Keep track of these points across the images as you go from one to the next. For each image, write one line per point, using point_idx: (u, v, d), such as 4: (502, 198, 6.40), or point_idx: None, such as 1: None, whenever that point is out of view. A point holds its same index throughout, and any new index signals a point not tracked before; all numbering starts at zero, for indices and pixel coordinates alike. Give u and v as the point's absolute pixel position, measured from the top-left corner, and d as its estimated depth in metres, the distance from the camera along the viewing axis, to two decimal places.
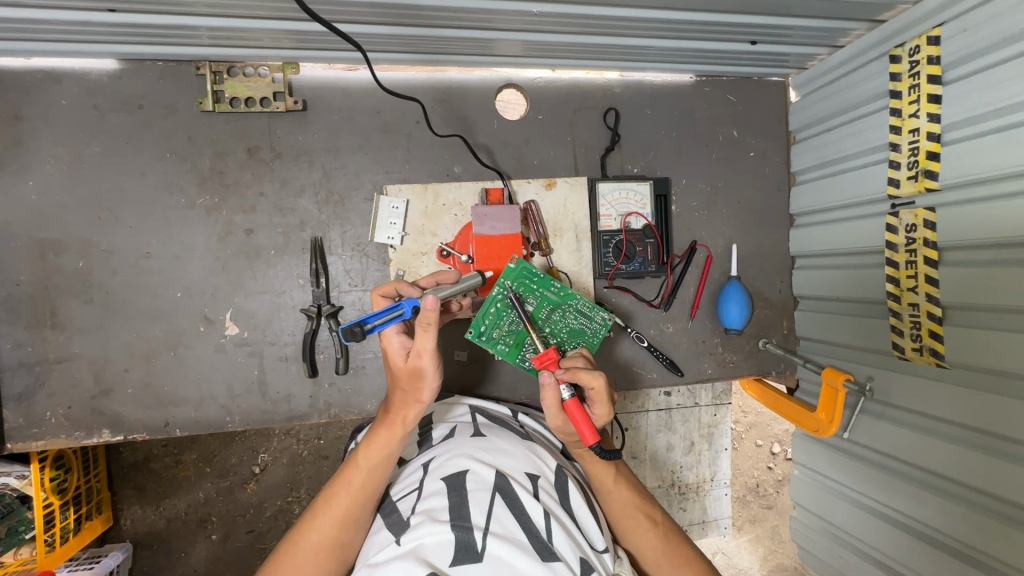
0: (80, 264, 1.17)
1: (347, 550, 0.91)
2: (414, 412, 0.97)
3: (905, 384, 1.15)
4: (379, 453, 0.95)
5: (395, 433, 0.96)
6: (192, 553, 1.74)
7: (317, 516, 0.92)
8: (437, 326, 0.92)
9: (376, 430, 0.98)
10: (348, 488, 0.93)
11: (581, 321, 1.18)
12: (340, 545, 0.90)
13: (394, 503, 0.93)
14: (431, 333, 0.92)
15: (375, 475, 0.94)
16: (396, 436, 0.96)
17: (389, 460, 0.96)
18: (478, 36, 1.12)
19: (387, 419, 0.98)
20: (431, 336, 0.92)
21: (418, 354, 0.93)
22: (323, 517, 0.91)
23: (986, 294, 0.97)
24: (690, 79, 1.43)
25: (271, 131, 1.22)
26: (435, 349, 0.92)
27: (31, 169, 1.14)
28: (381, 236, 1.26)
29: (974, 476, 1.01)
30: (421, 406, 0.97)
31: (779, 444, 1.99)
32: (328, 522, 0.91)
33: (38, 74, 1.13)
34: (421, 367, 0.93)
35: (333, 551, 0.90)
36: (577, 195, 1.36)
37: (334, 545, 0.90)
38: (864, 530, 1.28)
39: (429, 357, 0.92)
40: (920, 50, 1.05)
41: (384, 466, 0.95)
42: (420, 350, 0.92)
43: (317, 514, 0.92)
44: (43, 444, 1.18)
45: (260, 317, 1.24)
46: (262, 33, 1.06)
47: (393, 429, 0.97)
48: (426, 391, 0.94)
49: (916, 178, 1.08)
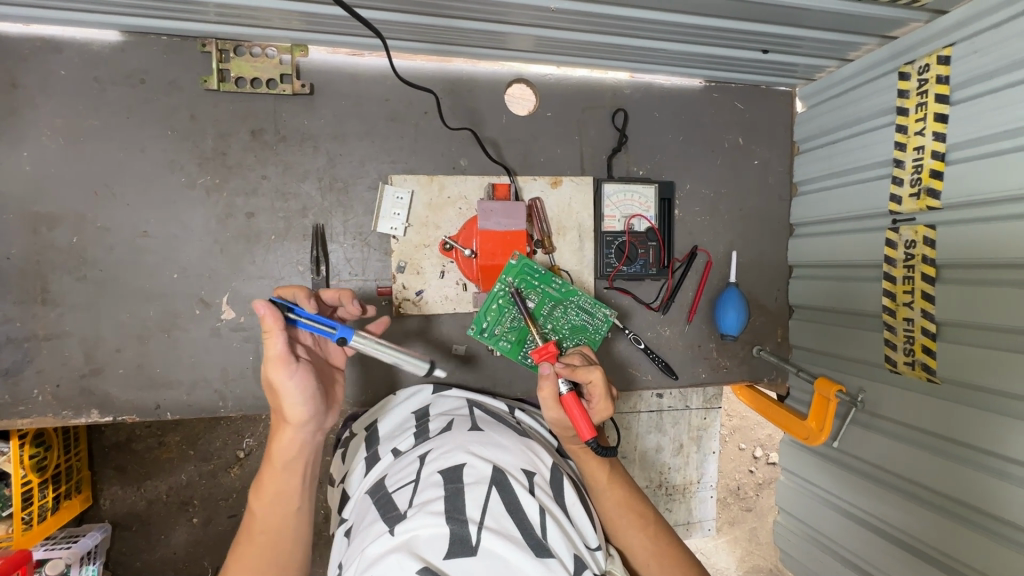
0: (74, 239, 1.14)
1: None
2: (287, 437, 0.91)
3: (896, 396, 1.18)
4: (268, 492, 0.91)
5: (273, 469, 0.91)
6: (171, 536, 1.72)
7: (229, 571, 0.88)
8: (280, 330, 0.87)
9: (260, 473, 0.93)
10: (253, 537, 0.90)
11: (582, 317, 1.22)
12: None
13: (389, 494, 0.93)
14: (275, 340, 0.87)
15: (275, 516, 0.90)
16: (276, 470, 0.91)
17: (278, 495, 0.91)
18: (493, 29, 1.11)
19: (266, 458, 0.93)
20: (274, 342, 0.87)
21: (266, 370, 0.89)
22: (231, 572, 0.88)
23: (980, 312, 0.99)
24: (699, 84, 1.43)
25: (277, 114, 1.20)
26: (277, 355, 0.87)
27: (27, 140, 1.11)
28: (384, 226, 1.25)
29: (956, 487, 1.04)
30: (292, 423, 0.90)
31: (761, 448, 2.04)
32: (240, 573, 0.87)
33: (38, 42, 1.09)
34: (274, 376, 0.88)
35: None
36: (582, 195, 1.36)
37: None
38: (845, 536, 1.32)
39: (278, 365, 0.87)
40: (930, 69, 1.07)
41: (280, 505, 0.91)
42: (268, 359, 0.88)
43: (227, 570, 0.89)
44: (30, 422, 1.15)
45: (258, 302, 1.22)
46: (274, 13, 1.04)
47: (271, 463, 0.91)
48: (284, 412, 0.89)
49: (918, 196, 1.09)
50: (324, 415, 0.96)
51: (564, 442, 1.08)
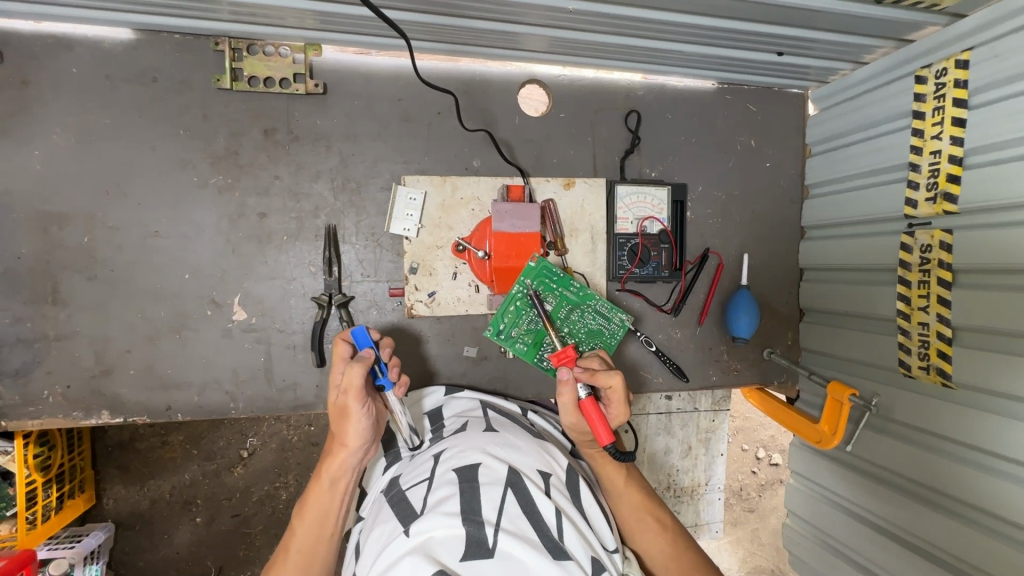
0: (85, 239, 1.13)
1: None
2: (340, 461, 0.99)
3: (909, 401, 1.17)
4: (310, 513, 0.98)
5: (320, 492, 0.99)
6: (175, 536, 1.71)
7: None
8: (364, 363, 0.98)
9: (307, 492, 1.00)
10: (288, 555, 0.96)
11: (599, 321, 1.23)
12: None
13: (403, 491, 0.92)
14: (358, 369, 0.97)
15: (312, 537, 0.97)
16: (322, 494, 0.99)
17: (320, 517, 0.98)
18: (508, 29, 1.11)
19: (314, 480, 1.00)
20: (356, 373, 0.97)
21: (341, 395, 0.98)
22: None
23: (997, 318, 0.99)
24: (712, 86, 1.42)
25: (289, 113, 1.19)
26: (359, 387, 0.96)
27: (37, 138, 1.09)
28: (397, 227, 1.24)
29: (970, 492, 1.04)
30: (347, 452, 0.99)
31: (765, 449, 2.03)
32: None
33: (49, 39, 1.08)
34: (349, 405, 0.97)
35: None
36: (595, 197, 1.35)
37: None
38: (855, 539, 1.32)
39: (354, 393, 0.97)
40: (947, 73, 1.06)
41: (320, 526, 0.98)
42: (347, 388, 0.97)
43: None
44: (38, 423, 1.14)
45: (269, 303, 1.22)
46: (289, 11, 1.03)
47: (319, 485, 0.99)
48: (346, 437, 0.98)
49: (935, 200, 1.09)
50: (371, 446, 1.04)
51: (579, 446, 1.08)
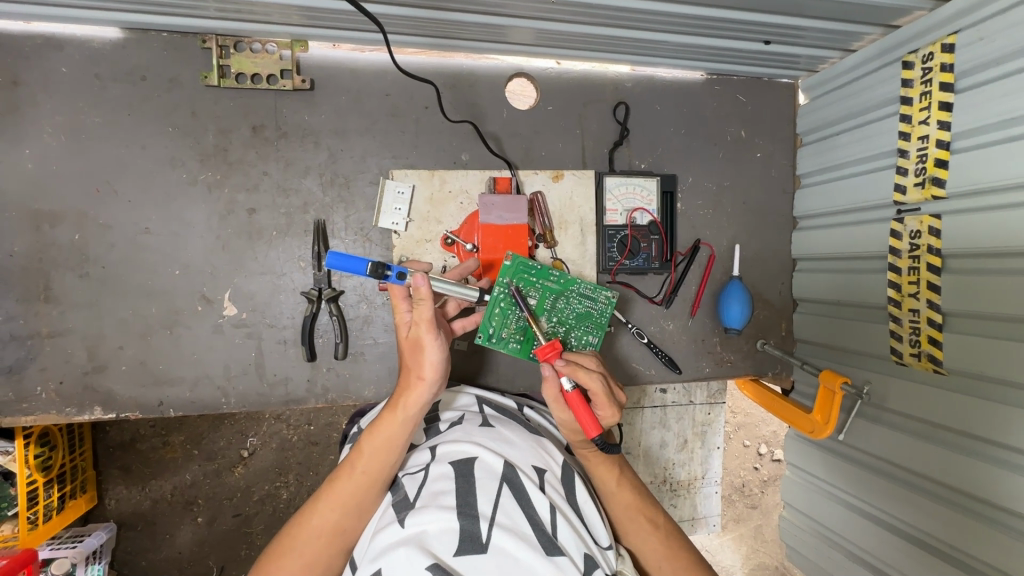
0: (76, 237, 1.14)
1: (350, 533, 0.90)
2: (418, 393, 0.95)
3: (901, 389, 1.17)
4: (379, 437, 0.93)
5: (394, 421, 0.94)
6: (176, 535, 1.72)
7: (321, 499, 0.91)
8: (431, 298, 0.98)
9: (378, 417, 0.96)
10: (351, 474, 0.92)
11: (585, 304, 1.21)
12: (341, 531, 0.89)
13: (402, 481, 0.92)
14: (428, 305, 0.97)
15: (379, 465, 0.92)
16: (397, 423, 0.94)
17: (389, 448, 0.93)
18: (492, 22, 1.11)
19: (389, 407, 0.96)
20: (426, 308, 0.97)
21: (419, 325, 0.97)
22: (324, 501, 0.90)
23: (987, 301, 0.98)
24: (700, 77, 1.42)
25: (277, 109, 1.20)
26: (432, 318, 0.97)
27: (28, 137, 1.11)
28: (386, 221, 1.25)
29: (965, 480, 1.03)
30: (424, 386, 0.96)
31: (766, 445, 2.02)
32: (330, 506, 0.90)
33: (39, 39, 1.10)
34: (423, 336, 0.96)
35: (336, 535, 0.89)
36: (584, 188, 1.35)
37: (335, 530, 0.89)
38: (852, 531, 1.30)
39: (427, 326, 0.96)
40: (933, 57, 1.06)
41: (386, 454, 0.93)
42: (419, 320, 0.97)
43: (319, 498, 0.91)
44: (33, 419, 1.15)
45: (259, 298, 1.22)
46: (273, 8, 1.04)
47: (393, 415, 0.94)
48: (425, 366, 0.96)
49: (923, 185, 1.08)
50: (442, 385, 1.01)
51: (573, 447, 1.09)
